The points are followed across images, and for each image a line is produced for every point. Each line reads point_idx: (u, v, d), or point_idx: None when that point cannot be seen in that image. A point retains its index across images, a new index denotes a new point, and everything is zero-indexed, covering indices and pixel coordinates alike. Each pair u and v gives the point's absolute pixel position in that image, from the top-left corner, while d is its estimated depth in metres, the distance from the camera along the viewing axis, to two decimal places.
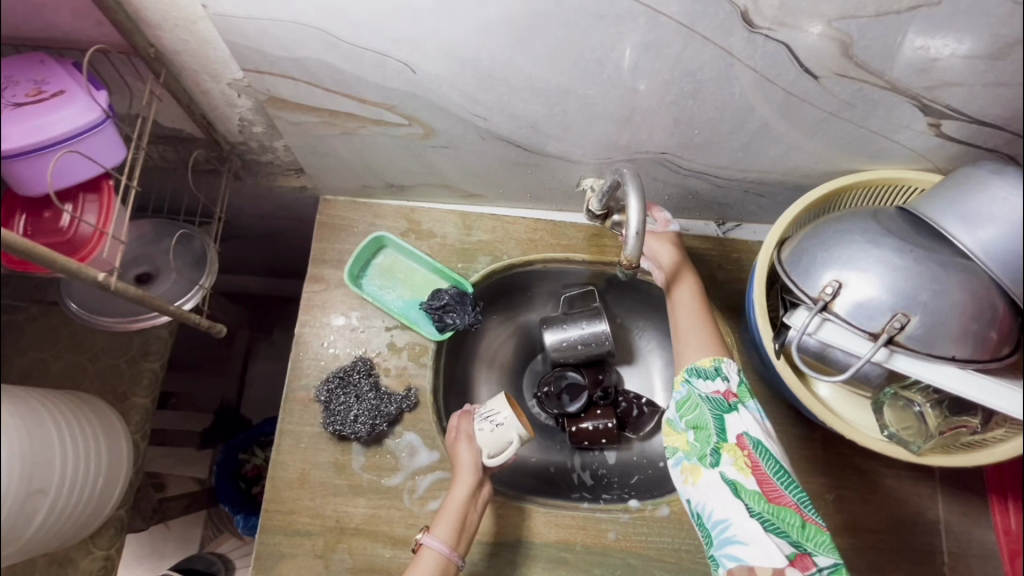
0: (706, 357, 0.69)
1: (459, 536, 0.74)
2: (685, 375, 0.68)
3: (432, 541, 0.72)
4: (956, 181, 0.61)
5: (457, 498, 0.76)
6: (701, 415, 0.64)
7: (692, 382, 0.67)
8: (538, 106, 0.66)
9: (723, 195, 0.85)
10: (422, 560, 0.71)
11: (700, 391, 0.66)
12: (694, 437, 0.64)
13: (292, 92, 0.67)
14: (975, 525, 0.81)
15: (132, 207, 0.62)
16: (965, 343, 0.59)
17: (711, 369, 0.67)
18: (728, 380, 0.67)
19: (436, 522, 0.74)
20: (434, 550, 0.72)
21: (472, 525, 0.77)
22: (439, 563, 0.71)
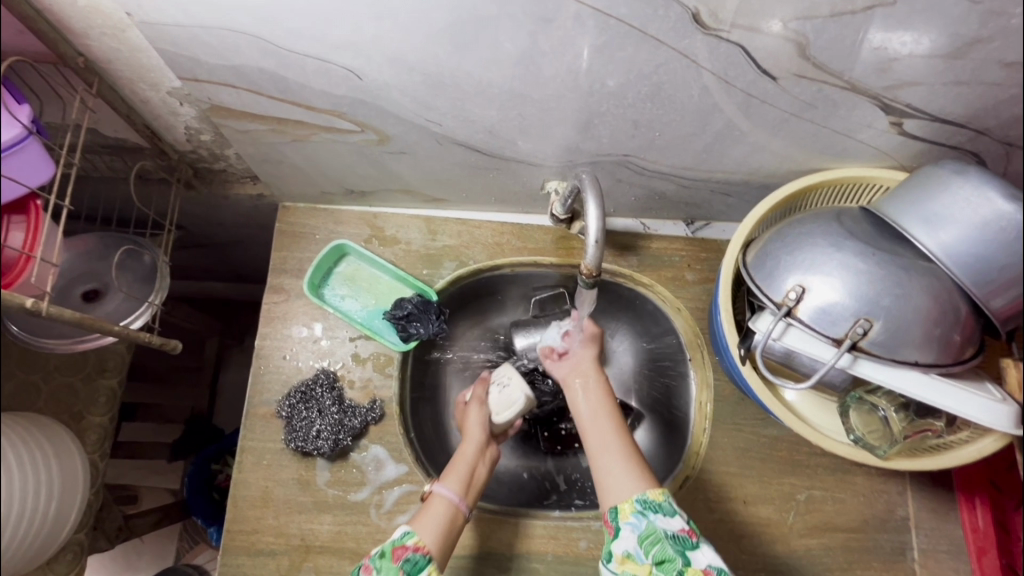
0: (654, 489, 0.66)
1: (468, 488, 0.73)
2: (637, 508, 0.64)
3: (443, 489, 0.72)
4: (920, 182, 0.60)
5: (466, 453, 0.76)
6: (665, 549, 0.62)
7: (649, 516, 0.63)
8: (493, 111, 0.64)
9: (690, 195, 0.83)
10: (433, 506, 0.70)
11: (661, 526, 0.63)
12: (659, 569, 0.61)
13: (235, 100, 0.64)
14: (944, 521, 0.81)
15: (64, 225, 0.59)
16: (928, 347, 0.58)
17: (667, 504, 0.65)
18: (683, 515, 0.65)
19: (446, 472, 0.74)
20: (444, 496, 0.71)
21: (480, 480, 0.76)
22: (449, 511, 0.70)
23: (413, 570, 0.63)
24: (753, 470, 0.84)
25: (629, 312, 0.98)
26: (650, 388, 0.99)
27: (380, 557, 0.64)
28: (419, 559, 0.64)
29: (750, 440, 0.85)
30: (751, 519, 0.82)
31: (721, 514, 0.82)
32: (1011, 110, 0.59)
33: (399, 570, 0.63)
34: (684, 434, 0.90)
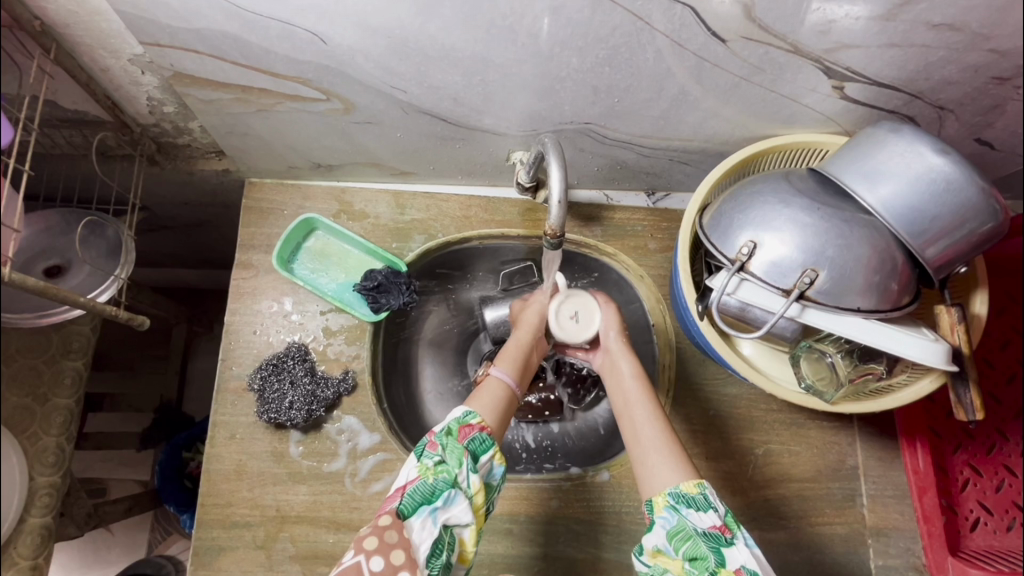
0: (690, 481, 0.65)
1: (521, 375, 0.77)
2: (669, 502, 0.63)
3: (499, 372, 0.75)
4: (859, 143, 0.64)
5: (521, 340, 0.80)
6: (696, 546, 0.61)
7: (680, 510, 0.62)
8: (457, 77, 0.65)
9: (650, 165, 0.86)
10: (488, 386, 0.73)
11: (692, 523, 0.62)
12: (691, 566, 0.61)
13: (198, 67, 0.64)
14: (890, 468, 0.87)
15: (24, 192, 0.58)
16: (869, 294, 0.62)
17: (701, 498, 0.63)
18: (719, 510, 0.63)
19: (504, 357, 0.77)
20: (500, 377, 0.74)
21: (530, 369, 0.80)
22: (505, 394, 0.73)
23: (476, 451, 0.65)
24: (715, 427, 0.88)
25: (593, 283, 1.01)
26: None
27: (446, 435, 0.65)
28: (484, 440, 0.66)
29: (711, 399, 0.89)
30: (714, 473, 0.86)
31: None
32: (940, 72, 0.63)
33: (464, 451, 0.64)
34: None
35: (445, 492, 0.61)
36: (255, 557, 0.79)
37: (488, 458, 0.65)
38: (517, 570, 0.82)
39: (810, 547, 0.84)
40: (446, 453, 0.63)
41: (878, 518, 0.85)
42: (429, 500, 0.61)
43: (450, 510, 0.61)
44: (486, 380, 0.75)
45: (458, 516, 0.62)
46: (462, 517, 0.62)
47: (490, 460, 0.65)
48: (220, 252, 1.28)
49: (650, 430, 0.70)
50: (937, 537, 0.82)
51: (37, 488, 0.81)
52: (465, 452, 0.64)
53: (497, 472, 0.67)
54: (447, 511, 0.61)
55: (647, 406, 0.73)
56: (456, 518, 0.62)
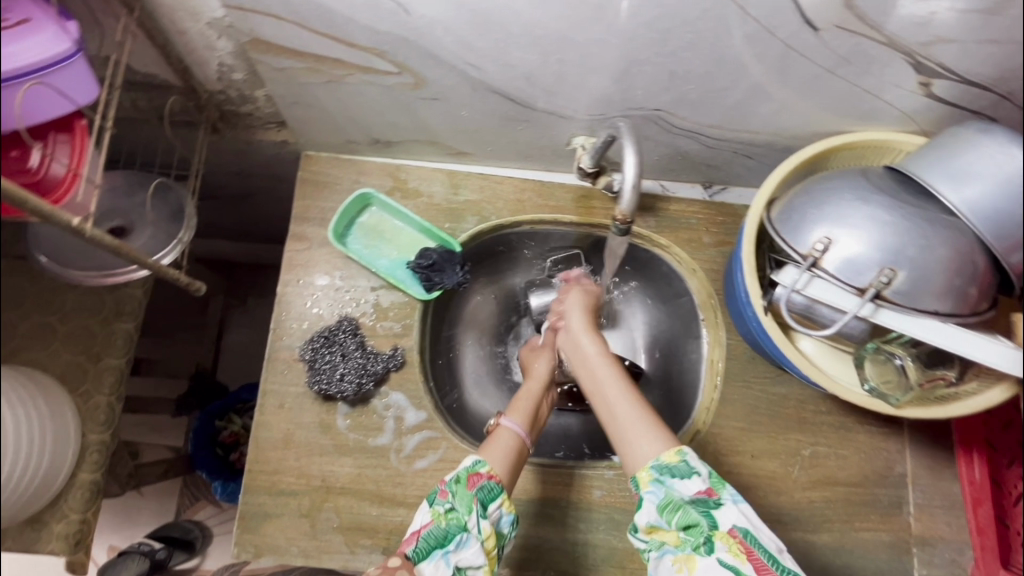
0: (671, 450, 0.64)
1: (532, 423, 0.77)
2: (653, 477, 0.63)
3: (509, 421, 0.75)
4: (945, 142, 0.62)
5: (532, 391, 0.81)
6: (688, 515, 0.61)
7: (666, 484, 0.62)
8: (534, 55, 0.65)
9: (713, 156, 0.85)
10: (501, 437, 0.73)
11: (679, 492, 0.62)
12: (685, 533, 0.61)
13: (277, 34, 0.64)
14: (940, 477, 0.85)
15: (107, 151, 0.59)
16: (946, 297, 0.61)
17: (682, 466, 0.62)
18: (703, 474, 0.62)
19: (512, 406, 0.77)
20: (510, 428, 0.74)
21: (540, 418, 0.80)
22: (516, 441, 0.73)
23: (486, 498, 0.66)
24: (761, 425, 0.87)
25: (640, 275, 1.01)
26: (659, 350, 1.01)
27: (456, 483, 0.68)
28: (493, 487, 0.67)
29: (759, 396, 0.88)
30: (758, 471, 0.85)
31: (729, 466, 0.85)
32: None
33: (473, 497, 0.66)
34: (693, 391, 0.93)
35: (457, 535, 0.64)
36: (300, 525, 0.80)
37: (498, 505, 0.67)
38: (556, 555, 0.82)
39: (853, 551, 0.83)
40: (456, 500, 0.66)
41: (925, 527, 0.84)
42: (441, 544, 0.64)
43: (462, 554, 0.63)
44: (497, 430, 0.74)
45: (470, 560, 0.63)
46: (474, 560, 0.63)
47: (500, 507, 0.67)
48: (264, 224, 1.29)
49: (624, 406, 0.69)
50: (989, 550, 0.81)
51: (86, 445, 0.80)
52: (475, 498, 0.66)
53: (507, 520, 0.68)
54: (459, 554, 0.63)
55: (615, 382, 0.71)
56: (467, 561, 0.63)
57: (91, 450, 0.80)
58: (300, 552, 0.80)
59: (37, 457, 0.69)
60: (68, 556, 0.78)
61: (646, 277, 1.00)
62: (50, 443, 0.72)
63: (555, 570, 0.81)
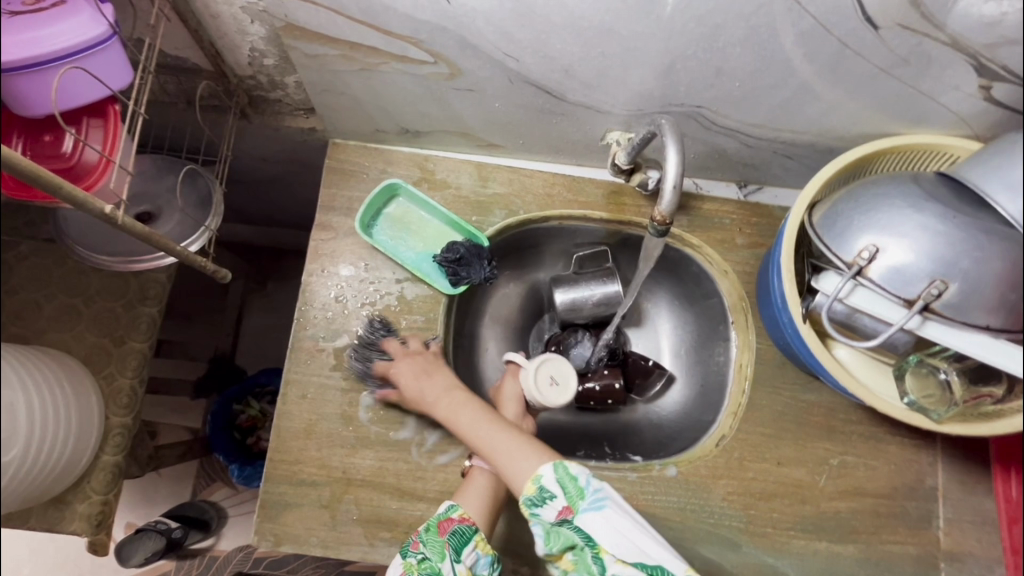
0: (529, 481, 0.68)
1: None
2: (527, 509, 0.67)
3: (481, 462, 0.76)
4: (1002, 149, 0.59)
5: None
6: (565, 536, 0.66)
7: (536, 513, 0.67)
8: (576, 48, 0.63)
9: (751, 155, 0.82)
10: (475, 479, 0.75)
11: (545, 518, 0.67)
12: (575, 556, 0.66)
13: (312, 20, 0.63)
14: (971, 493, 0.83)
15: (140, 137, 0.58)
16: (998, 312, 0.58)
17: (538, 492, 0.67)
18: (558, 496, 0.67)
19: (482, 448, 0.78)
20: (482, 468, 0.75)
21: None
22: (490, 481, 0.75)
23: (459, 543, 0.68)
24: (789, 433, 0.85)
25: (668, 274, 0.99)
26: (683, 352, 1.00)
27: (426, 531, 0.69)
28: (465, 530, 0.69)
29: (788, 403, 0.86)
30: (783, 479, 0.83)
31: (755, 472, 0.84)
32: None
33: (445, 543, 0.68)
34: (721, 394, 0.91)
35: None
36: (319, 516, 0.80)
37: (473, 548, 0.68)
38: None
39: (878, 564, 0.82)
40: (428, 548, 0.67)
41: (954, 542, 0.82)
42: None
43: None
44: (472, 473, 0.76)
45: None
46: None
47: (474, 550, 0.68)
48: (286, 211, 1.28)
49: (501, 439, 0.72)
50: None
51: (109, 427, 0.80)
52: (447, 544, 0.68)
53: (485, 561, 0.69)
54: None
55: (492, 426, 0.74)
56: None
57: (114, 432, 0.81)
58: (320, 543, 0.80)
59: (61, 440, 0.69)
60: (90, 536, 0.78)
61: (674, 277, 0.99)
62: (75, 427, 0.72)
63: None
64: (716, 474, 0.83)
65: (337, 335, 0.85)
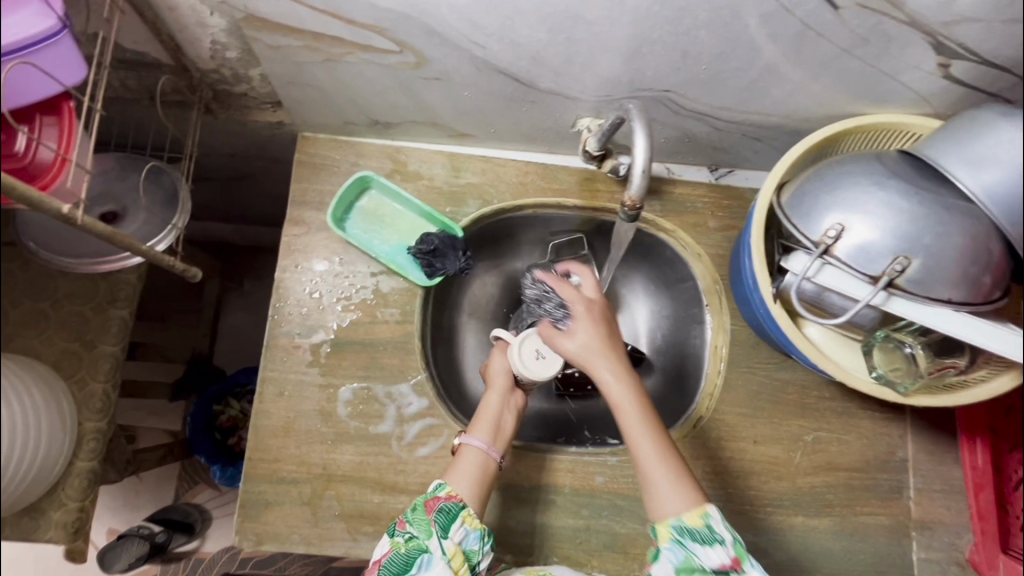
0: (694, 511, 0.63)
1: (496, 435, 0.76)
2: (673, 535, 0.62)
3: (472, 440, 0.74)
4: (961, 125, 0.61)
5: (492, 400, 0.78)
6: None
7: (685, 545, 0.62)
8: (542, 34, 0.62)
9: (721, 139, 0.83)
10: (465, 457, 0.74)
11: (700, 560, 0.61)
12: None
13: (273, 10, 0.61)
14: (940, 462, 0.86)
15: (97, 133, 0.56)
16: (961, 286, 0.60)
17: (706, 531, 0.62)
18: (726, 544, 0.61)
19: (471, 424, 0.77)
20: (473, 446, 0.74)
21: (509, 428, 0.78)
22: (481, 458, 0.73)
23: (446, 520, 0.68)
24: (764, 411, 0.86)
25: (643, 260, 1.00)
26: (661, 336, 1.01)
27: (412, 511, 0.69)
28: (453, 508, 0.69)
29: (762, 382, 0.87)
30: (760, 457, 0.85)
31: (732, 452, 0.85)
32: None
33: (431, 521, 0.68)
34: (698, 377, 0.92)
35: (419, 558, 0.65)
36: (301, 513, 0.80)
37: (461, 524, 0.68)
38: (558, 540, 0.82)
39: (852, 535, 0.84)
40: (414, 527, 0.68)
41: (924, 511, 0.85)
42: (404, 570, 0.65)
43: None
44: (461, 450, 0.75)
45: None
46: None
47: (462, 526, 0.68)
48: (259, 208, 1.26)
49: (646, 448, 0.66)
50: (990, 534, 0.80)
51: (81, 433, 0.77)
52: (433, 522, 0.68)
53: (474, 536, 0.68)
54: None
55: (644, 436, 0.67)
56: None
57: (87, 438, 0.78)
58: (302, 540, 0.79)
59: (33, 446, 0.66)
60: (68, 544, 0.75)
61: (650, 263, 1.00)
62: (42, 433, 0.69)
63: (559, 556, 0.81)
64: (695, 455, 0.85)
65: (312, 332, 0.84)
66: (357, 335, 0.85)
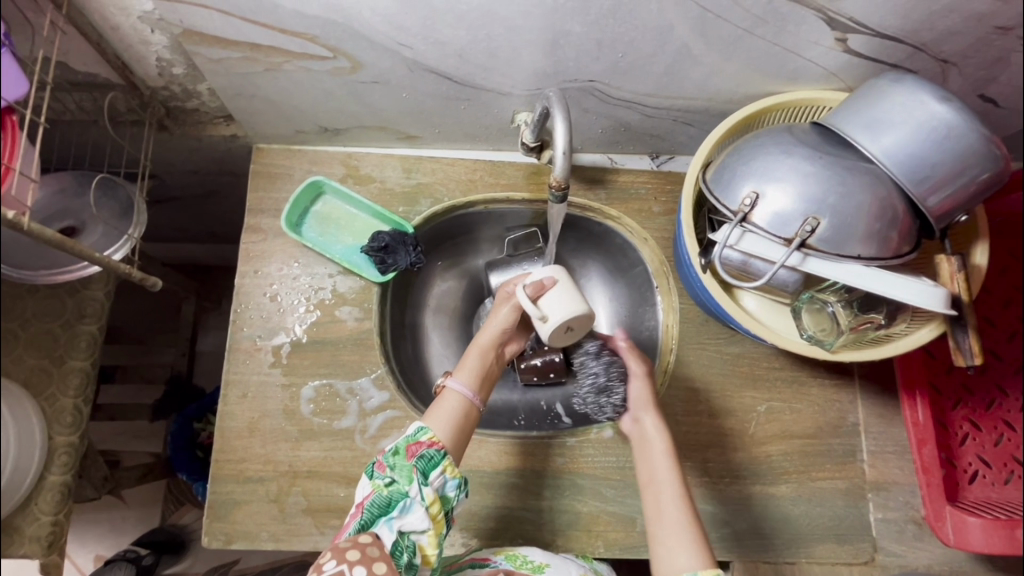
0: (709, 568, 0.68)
1: (481, 381, 0.78)
2: None
3: (456, 384, 0.77)
4: (861, 94, 0.66)
5: (480, 348, 0.80)
6: None
7: None
8: (462, 32, 0.67)
9: (654, 125, 0.87)
10: (446, 400, 0.76)
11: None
12: None
13: (207, 23, 0.65)
14: (890, 424, 0.88)
15: (41, 144, 0.60)
16: (869, 242, 0.64)
17: None
18: None
19: (458, 367, 0.79)
20: (457, 390, 0.76)
21: (492, 376, 0.81)
22: (462, 404, 0.76)
23: (427, 467, 0.69)
24: (717, 385, 0.89)
25: (597, 249, 1.03)
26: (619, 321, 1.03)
27: (395, 455, 0.70)
28: (433, 455, 0.69)
29: (714, 357, 0.90)
30: (715, 429, 0.87)
31: (687, 427, 0.87)
32: (942, 22, 0.65)
33: (413, 467, 0.68)
34: (653, 357, 0.94)
35: (401, 501, 0.65)
36: (268, 510, 0.81)
37: (441, 472, 0.69)
38: (523, 522, 0.84)
39: (811, 500, 0.86)
40: (395, 472, 0.68)
41: (878, 473, 0.87)
42: (385, 511, 0.65)
43: (406, 518, 0.66)
44: (443, 393, 0.77)
45: (413, 522, 0.66)
46: (418, 524, 0.66)
47: (441, 474, 0.69)
48: (228, 225, 1.29)
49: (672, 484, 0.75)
50: (935, 487, 0.83)
51: (53, 446, 0.76)
52: (415, 468, 0.68)
53: (451, 485, 0.70)
54: (403, 519, 0.66)
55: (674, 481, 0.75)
56: (412, 525, 0.66)
57: (59, 452, 0.77)
58: (270, 537, 0.81)
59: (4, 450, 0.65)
60: (41, 558, 0.74)
61: (603, 251, 1.03)
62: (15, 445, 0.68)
63: (524, 537, 0.83)
64: None
65: (274, 334, 0.87)
66: (317, 334, 0.87)
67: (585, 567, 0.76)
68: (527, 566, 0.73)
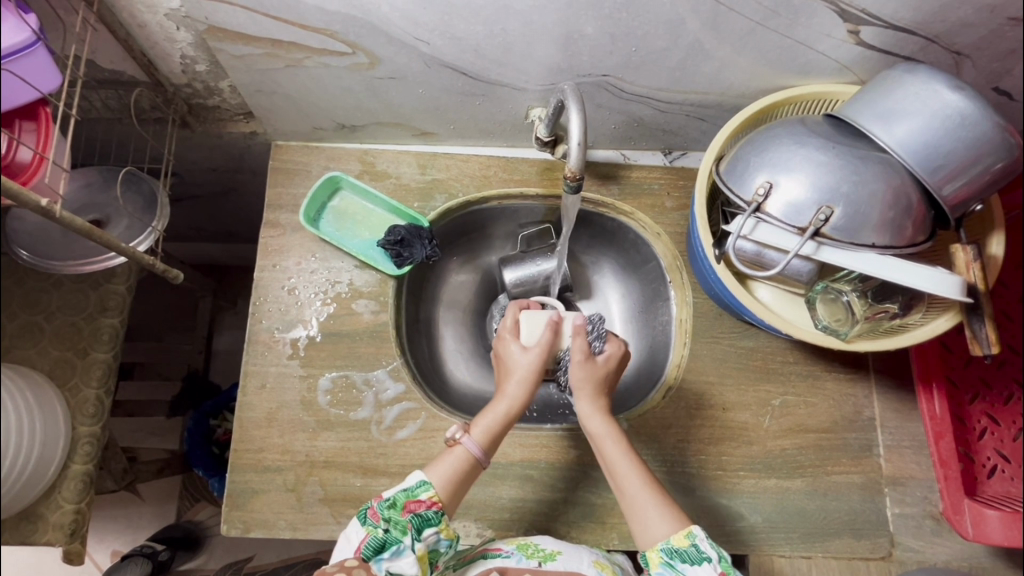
0: (680, 533, 0.66)
1: (493, 443, 0.74)
2: (664, 559, 0.65)
3: (469, 443, 0.72)
4: (874, 86, 0.66)
5: (502, 408, 0.74)
6: None
7: (674, 566, 0.64)
8: (478, 26, 0.68)
9: (667, 121, 0.88)
10: (454, 455, 0.72)
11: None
12: None
13: (232, 20, 0.67)
14: (906, 419, 0.88)
15: (72, 136, 0.63)
16: (883, 231, 0.64)
17: (693, 551, 0.64)
18: (712, 560, 0.64)
19: (474, 422, 0.74)
20: (468, 450, 0.72)
21: (506, 434, 0.76)
22: (469, 462, 0.72)
23: (421, 524, 0.67)
24: (731, 378, 0.89)
25: (610, 244, 1.03)
26: (634, 318, 1.04)
27: (390, 506, 0.67)
28: (430, 516, 0.67)
29: (728, 350, 0.90)
30: (729, 423, 0.87)
31: (701, 420, 0.87)
32: (955, 13, 0.65)
33: (407, 522, 0.66)
34: (666, 352, 0.95)
35: (395, 543, 0.65)
36: (286, 500, 0.83)
37: (435, 531, 0.67)
38: (537, 513, 0.84)
39: (826, 494, 0.86)
40: (389, 523, 0.66)
41: (895, 467, 0.87)
42: (378, 552, 0.64)
43: (396, 561, 0.64)
44: (452, 445, 0.73)
45: (403, 568, 0.64)
46: (407, 569, 0.64)
47: (436, 532, 0.67)
48: (246, 224, 1.31)
49: (626, 461, 0.72)
50: (953, 480, 0.83)
51: (74, 437, 0.76)
52: (409, 523, 0.66)
53: (444, 543, 0.69)
54: (393, 561, 0.65)
55: (624, 455, 0.72)
56: (400, 568, 0.64)
57: (81, 442, 0.76)
58: (288, 526, 0.82)
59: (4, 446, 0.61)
60: (65, 546, 0.74)
61: (616, 247, 1.03)
62: (40, 432, 0.69)
63: (538, 529, 0.84)
64: (666, 423, 0.87)
65: (291, 326, 0.88)
66: (334, 327, 0.88)
67: (598, 552, 0.76)
68: (539, 554, 0.73)
